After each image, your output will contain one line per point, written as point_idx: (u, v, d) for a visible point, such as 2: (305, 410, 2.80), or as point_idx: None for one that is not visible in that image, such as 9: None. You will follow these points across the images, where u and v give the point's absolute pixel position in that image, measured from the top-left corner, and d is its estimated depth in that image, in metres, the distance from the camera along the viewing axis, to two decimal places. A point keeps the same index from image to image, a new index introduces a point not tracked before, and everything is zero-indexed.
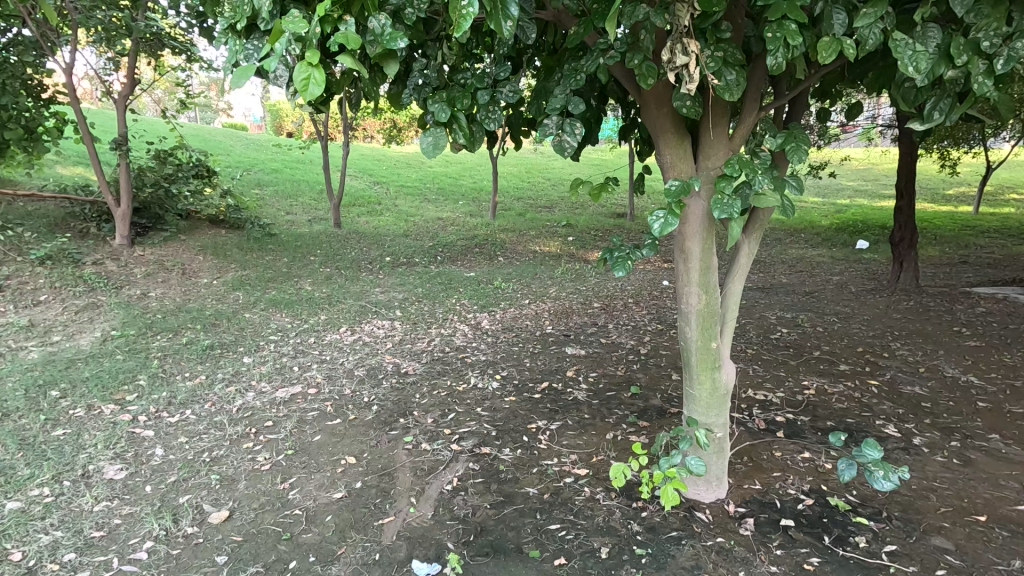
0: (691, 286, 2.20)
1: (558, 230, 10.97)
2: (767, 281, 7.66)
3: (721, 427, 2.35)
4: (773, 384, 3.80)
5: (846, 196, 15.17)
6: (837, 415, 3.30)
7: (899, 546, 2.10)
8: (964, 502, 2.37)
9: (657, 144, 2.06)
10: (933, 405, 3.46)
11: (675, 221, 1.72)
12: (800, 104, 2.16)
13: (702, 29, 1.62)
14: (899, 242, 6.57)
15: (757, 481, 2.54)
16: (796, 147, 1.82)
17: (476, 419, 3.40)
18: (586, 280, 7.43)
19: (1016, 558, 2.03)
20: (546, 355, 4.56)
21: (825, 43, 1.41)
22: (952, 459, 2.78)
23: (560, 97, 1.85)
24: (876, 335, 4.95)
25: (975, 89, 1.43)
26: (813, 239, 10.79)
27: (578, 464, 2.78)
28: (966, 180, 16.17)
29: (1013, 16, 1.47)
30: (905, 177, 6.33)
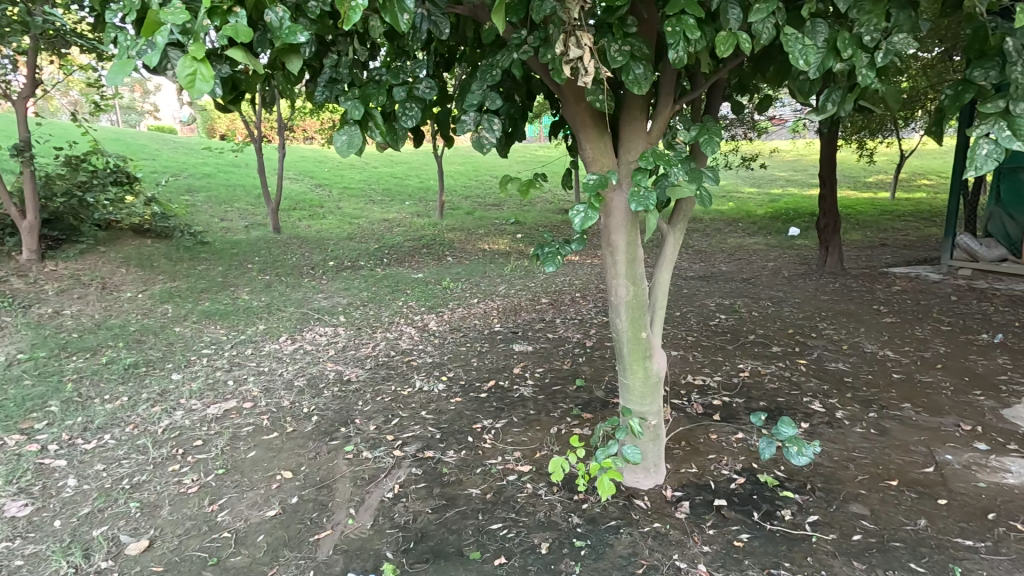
0: (619, 279, 2.23)
1: (507, 227, 10.99)
2: (707, 270, 7.96)
3: (655, 415, 2.40)
4: (711, 369, 3.94)
5: (778, 186, 15.98)
6: (769, 395, 3.46)
7: (821, 515, 2.22)
8: (880, 470, 2.53)
9: (578, 138, 2.07)
10: (854, 380, 3.69)
11: (595, 215, 1.73)
12: (716, 98, 2.23)
13: (609, 23, 1.63)
14: (824, 227, 6.97)
15: (693, 465, 2.62)
16: (709, 139, 1.87)
17: (420, 422, 3.34)
18: (534, 276, 7.48)
19: (922, 517, 2.18)
20: (493, 353, 4.54)
21: (721, 37, 1.45)
22: (870, 429, 2.97)
23: (477, 92, 1.83)
24: (806, 317, 5.24)
25: (860, 81, 1.52)
26: (750, 228, 11.30)
27: (522, 461, 2.77)
28: (883, 168, 17.40)
29: (893, 13, 1.57)
30: (827, 166, 6.71)
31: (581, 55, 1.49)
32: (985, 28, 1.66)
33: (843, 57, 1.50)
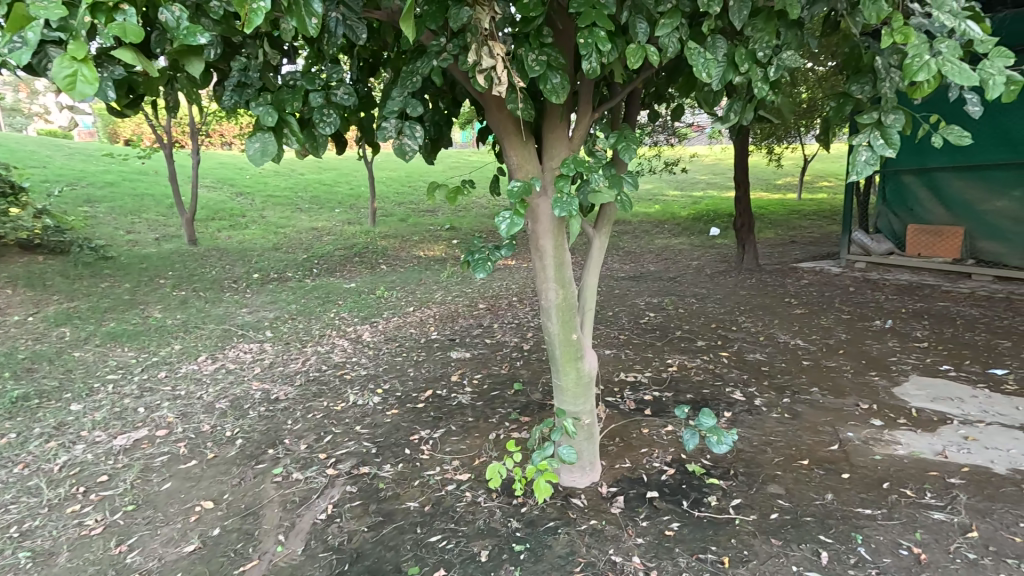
0: (548, 282, 2.27)
1: (442, 234, 10.89)
2: (637, 270, 8.30)
3: (589, 414, 2.46)
4: (642, 366, 4.10)
5: (699, 189, 16.97)
6: (695, 387, 3.66)
7: (743, 498, 2.36)
8: (793, 451, 2.74)
9: (503, 144, 2.08)
10: (770, 368, 3.97)
11: (520, 221, 1.75)
12: (634, 106, 2.34)
13: (525, 33, 1.67)
14: (740, 227, 7.46)
15: (627, 460, 2.72)
16: (627, 146, 1.95)
17: (355, 438, 3.22)
18: (471, 281, 7.47)
19: (829, 491, 2.38)
20: (431, 362, 4.48)
21: (631, 49, 1.52)
22: (784, 414, 3.20)
23: (397, 99, 1.80)
24: (727, 311, 5.58)
25: (757, 93, 1.64)
26: (676, 230, 11.91)
27: (460, 470, 2.75)
28: (790, 172, 18.94)
29: (783, 31, 1.72)
30: (740, 169, 7.20)
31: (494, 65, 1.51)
32: (860, 47, 1.86)
33: (741, 71, 1.63)
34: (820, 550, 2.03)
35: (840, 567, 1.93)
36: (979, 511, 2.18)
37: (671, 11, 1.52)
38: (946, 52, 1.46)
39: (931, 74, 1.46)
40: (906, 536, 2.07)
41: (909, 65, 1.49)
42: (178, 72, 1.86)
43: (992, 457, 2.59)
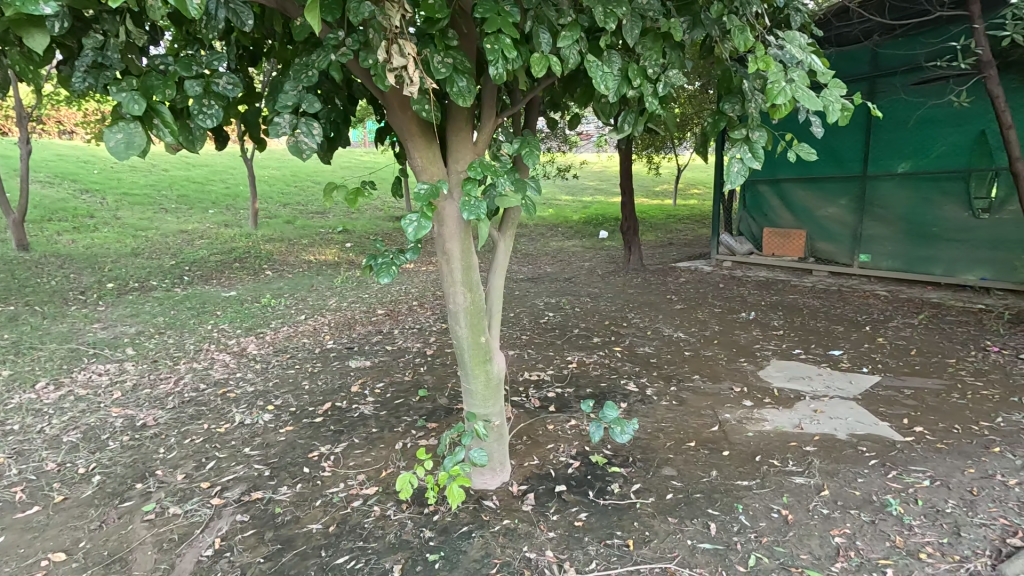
0: (455, 286, 2.26)
1: (334, 236, 10.33)
2: (535, 272, 8.57)
3: (498, 416, 2.48)
4: (544, 364, 4.25)
5: (589, 195, 17.98)
6: (594, 381, 3.87)
7: (642, 482, 2.53)
8: (682, 434, 3.00)
9: (407, 146, 2.03)
10: (658, 360, 4.32)
11: (427, 224, 1.71)
12: (534, 112, 2.41)
13: (429, 34, 1.65)
14: (626, 230, 8.02)
15: (535, 457, 2.79)
16: (530, 152, 2.00)
17: (244, 461, 2.93)
18: (368, 286, 7.17)
19: (714, 468, 2.63)
20: (327, 373, 4.21)
21: (535, 58, 1.57)
22: (672, 401, 3.50)
23: (291, 93, 1.67)
24: (618, 309, 5.97)
25: (648, 107, 1.78)
26: (569, 233, 12.48)
27: (367, 484, 2.62)
28: (666, 180, 20.78)
29: (669, 51, 1.88)
30: (625, 177, 7.72)
31: (405, 64, 1.47)
32: (730, 71, 2.08)
33: (633, 85, 1.75)
34: (709, 521, 2.22)
35: (727, 535, 2.12)
36: (829, 471, 2.53)
37: (571, 24, 1.59)
38: (798, 80, 1.69)
39: (788, 98, 1.68)
40: (776, 500, 2.33)
41: (771, 89, 1.69)
42: (9, 45, 1.56)
43: (836, 425, 3.04)
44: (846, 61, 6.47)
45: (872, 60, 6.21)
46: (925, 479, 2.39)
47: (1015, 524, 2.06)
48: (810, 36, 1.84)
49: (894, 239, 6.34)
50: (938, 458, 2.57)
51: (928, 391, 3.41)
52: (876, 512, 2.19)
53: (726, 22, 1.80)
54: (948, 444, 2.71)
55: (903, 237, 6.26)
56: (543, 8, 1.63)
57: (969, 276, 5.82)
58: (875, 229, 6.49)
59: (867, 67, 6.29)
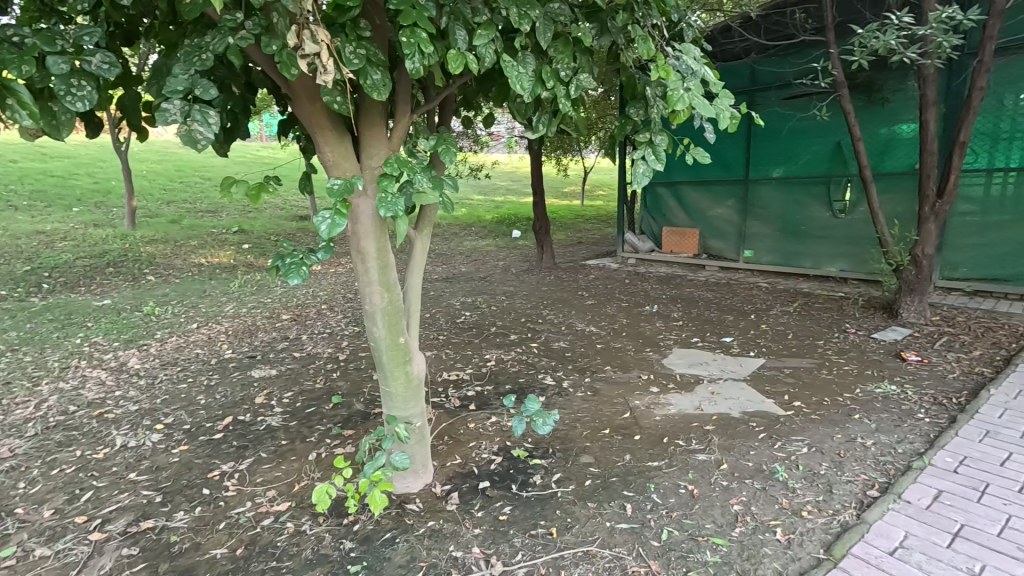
0: (371, 286, 2.18)
1: (229, 237, 9.52)
2: (450, 272, 8.52)
3: (419, 417, 2.43)
4: (463, 363, 4.25)
5: (501, 195, 18.26)
6: (512, 377, 3.93)
7: (562, 472, 2.62)
8: (597, 423, 3.15)
9: (315, 139, 1.94)
10: (572, 353, 4.50)
11: (342, 221, 1.64)
12: (448, 110, 2.40)
13: (339, 23, 1.58)
14: (539, 229, 8.23)
15: (457, 457, 2.79)
16: (447, 149, 2.00)
17: (129, 488, 2.61)
18: (270, 290, 6.70)
19: (627, 452, 2.79)
20: (226, 385, 3.87)
21: (451, 55, 1.57)
22: (587, 392, 3.66)
23: (182, 77, 1.52)
24: (534, 306, 6.11)
25: (561, 108, 1.85)
26: (482, 232, 12.56)
27: (278, 500, 2.45)
28: (574, 181, 21.65)
29: (579, 56, 1.96)
30: (537, 177, 7.91)
31: (318, 51, 1.39)
32: (633, 78, 2.21)
33: (547, 86, 1.80)
34: (625, 502, 2.34)
35: (641, 514, 2.25)
36: (726, 447, 2.78)
37: (486, 23, 1.61)
38: (694, 89, 1.85)
39: (686, 104, 1.83)
40: (683, 477, 2.51)
41: (671, 95, 1.84)
42: None
43: (730, 405, 3.35)
44: (728, 75, 7.11)
45: (750, 76, 6.93)
46: (804, 447, 2.71)
47: (873, 477, 2.39)
48: (702, 50, 2.02)
49: (771, 237, 7.09)
50: (813, 428, 2.93)
51: (802, 370, 3.87)
52: (766, 479, 2.44)
53: (630, 32, 1.92)
54: (819, 414, 3.10)
55: (779, 234, 7.03)
56: (458, 5, 1.63)
57: (831, 268, 6.61)
58: (756, 228, 7.22)
59: (746, 81, 6.99)
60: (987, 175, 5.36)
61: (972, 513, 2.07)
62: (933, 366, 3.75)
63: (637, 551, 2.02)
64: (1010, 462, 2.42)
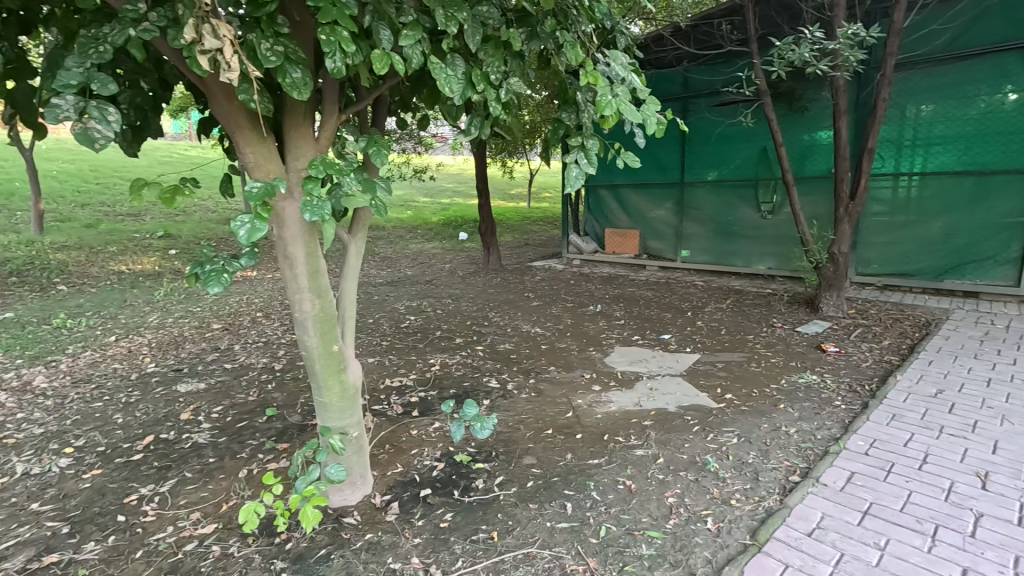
0: (301, 292, 2.09)
1: (154, 243, 8.91)
2: (395, 276, 8.36)
3: (356, 427, 2.36)
4: (406, 369, 4.17)
5: (448, 197, 18.15)
6: (457, 381, 3.89)
7: (505, 475, 2.62)
8: (540, 424, 3.17)
9: (235, 140, 1.84)
10: (517, 355, 4.51)
11: (263, 226, 1.55)
12: (381, 111, 2.34)
13: (255, 18, 1.50)
14: (485, 232, 8.22)
15: (398, 465, 2.73)
16: (378, 151, 1.95)
17: (29, 521, 2.37)
18: (199, 299, 6.32)
19: (569, 451, 2.83)
20: (148, 402, 3.60)
21: (376, 55, 1.53)
22: (531, 393, 3.68)
23: (75, 70, 1.39)
24: (479, 309, 6.10)
25: (492, 110, 1.84)
26: (428, 235, 12.42)
27: (203, 522, 2.30)
28: (521, 184, 21.86)
29: (510, 59, 1.97)
30: (482, 179, 7.90)
31: (218, 46, 1.34)
32: (565, 83, 2.25)
33: (478, 89, 1.80)
34: (566, 502, 2.37)
35: (581, 512, 2.28)
36: (663, 441, 2.88)
37: (412, 24, 1.59)
38: (622, 95, 1.89)
39: (614, 110, 1.87)
40: (622, 473, 2.57)
41: (600, 101, 1.87)
42: None
43: (668, 400, 3.47)
44: (663, 82, 7.38)
45: (683, 83, 7.21)
46: (734, 438, 2.84)
47: (795, 463, 2.54)
48: (630, 56, 2.08)
49: (706, 237, 7.42)
50: (742, 419, 3.08)
51: (734, 363, 4.07)
52: (699, 471, 2.54)
53: (560, 37, 1.95)
54: (749, 405, 3.26)
55: (713, 234, 7.35)
56: (382, 4, 1.59)
57: (760, 266, 6.98)
58: (693, 228, 7.53)
59: (679, 88, 7.27)
60: (893, 178, 5.85)
61: (879, 491, 2.24)
62: (849, 356, 4.04)
63: (577, 550, 2.04)
64: (912, 443, 2.64)
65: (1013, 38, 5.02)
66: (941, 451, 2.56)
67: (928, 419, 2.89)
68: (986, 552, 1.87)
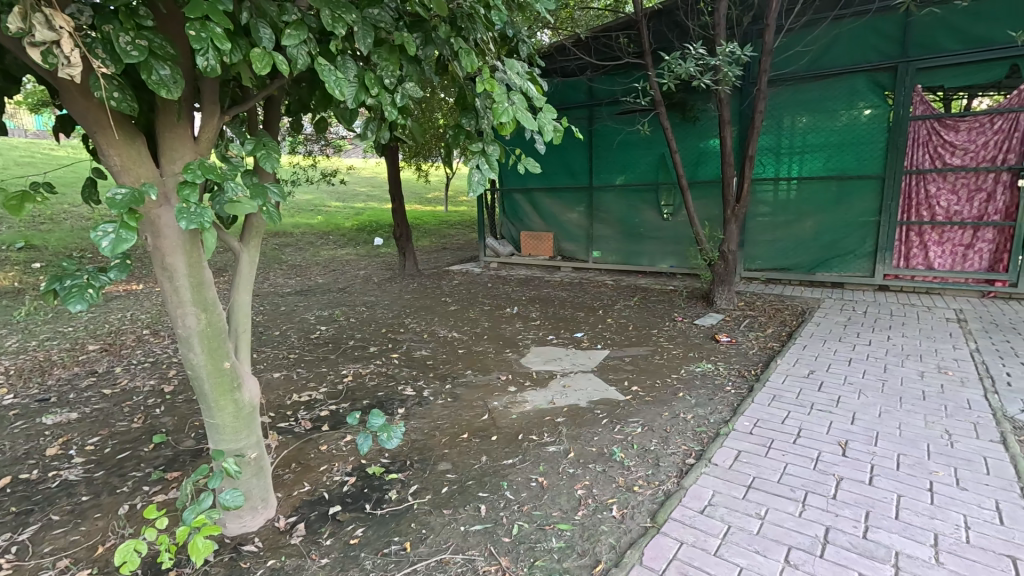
0: (184, 307, 1.92)
1: (13, 255, 7.77)
2: (304, 284, 7.95)
3: (253, 448, 2.21)
4: (316, 382, 3.97)
5: (362, 202, 17.60)
6: (371, 392, 3.77)
7: (419, 483, 2.58)
8: (456, 429, 3.16)
9: (95, 141, 1.65)
10: (434, 361, 4.47)
11: (129, 236, 1.41)
12: (273, 113, 2.23)
13: (112, 8, 1.37)
14: (400, 237, 8.03)
15: (305, 484, 2.60)
16: (267, 154, 1.85)
17: None
18: (72, 318, 5.61)
19: (484, 454, 2.85)
20: (4, 439, 3.13)
21: (256, 54, 1.45)
22: (447, 398, 3.66)
23: None
24: (395, 315, 5.97)
25: (388, 115, 1.82)
26: (341, 241, 11.95)
27: (73, 569, 2.04)
28: (438, 188, 21.74)
29: (405, 64, 1.96)
30: (395, 183, 7.72)
31: (55, 39, 1.20)
32: (464, 89, 2.26)
33: (371, 93, 1.76)
34: (480, 504, 2.38)
35: (495, 512, 2.31)
36: (574, 436, 2.98)
37: (296, 23, 1.52)
38: (518, 103, 1.93)
39: (511, 117, 1.91)
40: (535, 471, 2.63)
41: (496, 108, 1.90)
42: None
43: (579, 396, 3.60)
44: (570, 90, 7.68)
45: (588, 92, 7.56)
46: (639, 427, 3.01)
47: (692, 447, 2.74)
48: (526, 65, 2.14)
49: (615, 238, 7.80)
50: (646, 409, 3.27)
51: (640, 357, 4.32)
52: (606, 461, 2.66)
53: (454, 43, 1.96)
54: (653, 395, 3.48)
55: (620, 236, 7.75)
56: (261, 2, 1.52)
57: (663, 265, 7.44)
58: (602, 230, 7.89)
59: (585, 96, 7.61)
60: (773, 183, 6.51)
61: (761, 466, 2.49)
62: (739, 344, 4.43)
63: (489, 551, 2.06)
64: (788, 419, 2.96)
65: (860, 61, 5.77)
66: (812, 425, 2.89)
67: (801, 398, 3.25)
68: (844, 510, 2.14)
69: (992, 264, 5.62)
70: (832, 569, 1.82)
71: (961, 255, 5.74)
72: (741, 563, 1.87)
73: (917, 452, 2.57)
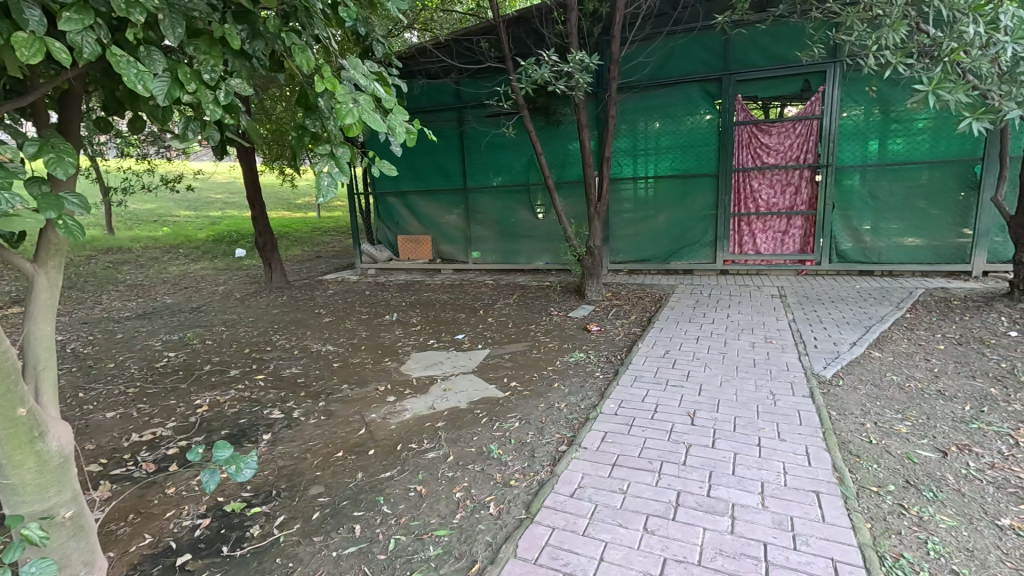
0: None
1: None
2: (148, 306, 6.96)
3: (67, 505, 1.87)
4: (162, 417, 3.49)
5: (218, 210, 15.90)
6: (230, 421, 3.39)
7: (287, 513, 2.38)
8: (330, 448, 2.98)
9: None
10: (305, 378, 4.17)
11: None
12: (72, 109, 1.90)
13: None
14: (264, 246, 7.30)
15: (146, 535, 2.27)
16: (59, 158, 1.56)
17: None
18: None
19: (360, 471, 2.71)
20: None
21: (20, 39, 1.22)
22: (319, 417, 3.43)
23: None
24: (260, 333, 5.45)
25: (209, 115, 1.64)
26: (195, 254, 10.68)
27: None
28: (308, 193, 20.40)
29: (229, 58, 1.78)
30: (253, 188, 7.04)
31: None
32: (305, 88, 2.12)
33: (187, 89, 1.57)
34: (354, 525, 2.26)
35: (370, 530, 2.21)
36: (453, 439, 2.97)
37: (78, 6, 1.31)
38: (364, 103, 1.85)
39: (357, 119, 1.81)
40: (414, 480, 2.57)
41: (340, 109, 1.79)
42: None
43: (460, 398, 3.60)
44: (436, 92, 7.66)
45: (456, 94, 7.60)
46: (517, 422, 3.09)
47: (565, 434, 2.88)
48: (370, 64, 2.05)
49: (492, 238, 7.93)
50: (524, 402, 3.37)
51: (519, 353, 4.43)
52: (485, 460, 2.69)
53: (287, 38, 1.83)
54: (530, 389, 3.59)
55: (498, 236, 7.90)
56: None
57: (540, 261, 7.73)
58: (479, 231, 7.99)
59: (453, 99, 7.64)
60: (630, 181, 7.07)
61: (625, 444, 2.69)
62: (608, 332, 4.76)
63: (364, 571, 1.97)
64: (648, 397, 3.25)
65: (692, 73, 6.53)
66: (667, 400, 3.20)
67: (659, 376, 3.58)
68: (693, 474, 2.39)
69: (803, 247, 6.66)
70: (682, 529, 2.02)
71: (780, 240, 6.73)
72: (606, 537, 2.00)
73: (749, 414, 2.96)
